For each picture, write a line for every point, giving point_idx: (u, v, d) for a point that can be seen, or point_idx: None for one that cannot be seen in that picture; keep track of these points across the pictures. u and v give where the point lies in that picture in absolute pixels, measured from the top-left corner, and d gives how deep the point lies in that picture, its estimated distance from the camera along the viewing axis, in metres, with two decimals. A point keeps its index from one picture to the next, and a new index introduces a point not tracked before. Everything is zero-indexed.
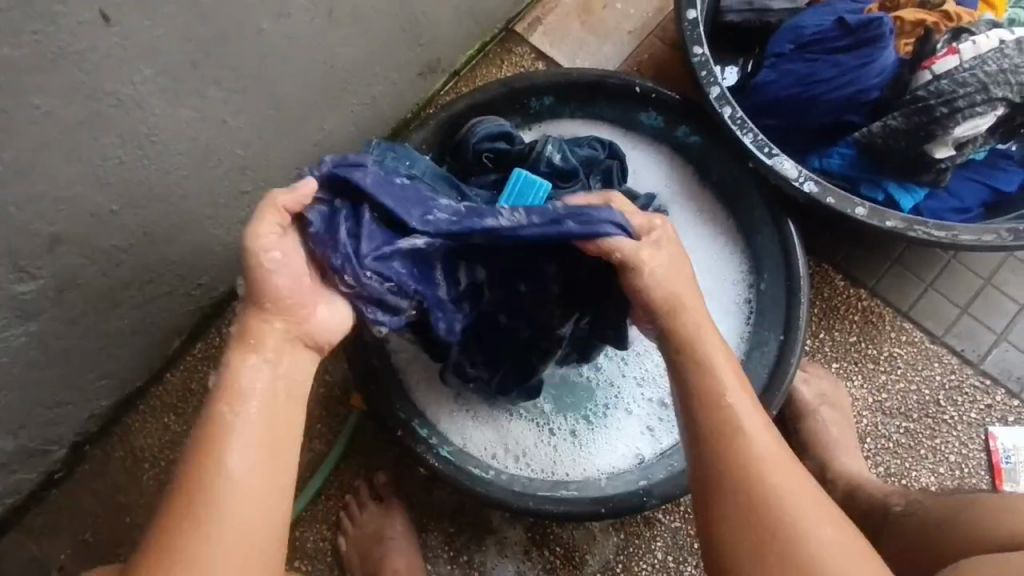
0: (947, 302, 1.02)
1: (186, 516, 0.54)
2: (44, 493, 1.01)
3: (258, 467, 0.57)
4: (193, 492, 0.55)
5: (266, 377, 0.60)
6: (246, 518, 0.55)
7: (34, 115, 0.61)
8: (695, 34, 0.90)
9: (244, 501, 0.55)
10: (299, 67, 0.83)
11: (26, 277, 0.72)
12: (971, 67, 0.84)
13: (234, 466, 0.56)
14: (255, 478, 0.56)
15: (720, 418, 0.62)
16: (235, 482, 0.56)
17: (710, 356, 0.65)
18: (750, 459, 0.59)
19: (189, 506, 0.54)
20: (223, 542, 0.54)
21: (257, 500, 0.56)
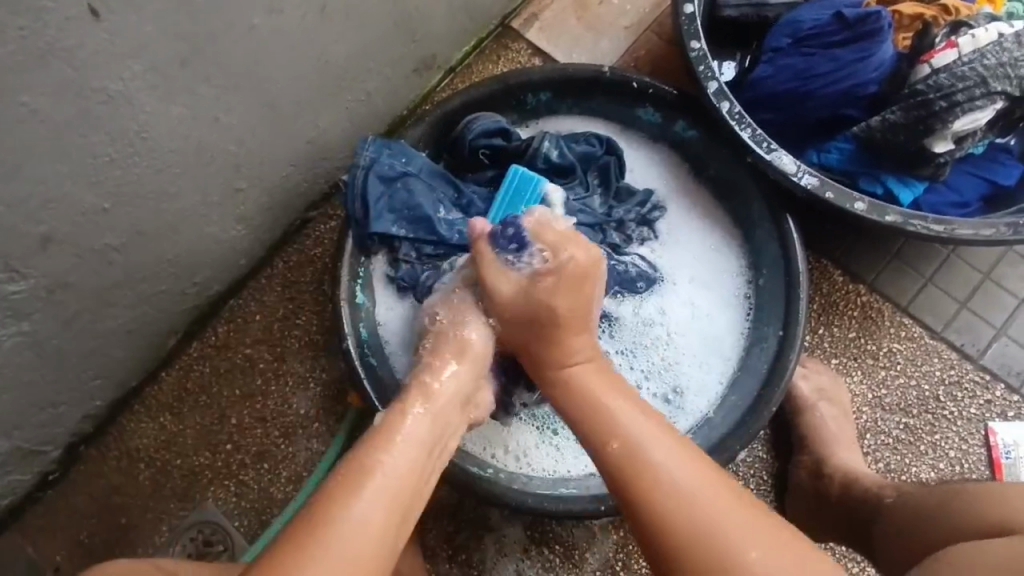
0: (946, 297, 1.01)
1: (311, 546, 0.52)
2: (39, 494, 1.00)
3: (387, 510, 0.56)
4: (327, 516, 0.54)
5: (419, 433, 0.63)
6: (360, 561, 0.53)
7: (22, 112, 0.61)
8: (692, 29, 0.89)
9: (361, 546, 0.54)
10: (292, 63, 0.82)
11: (17, 277, 0.71)
12: (970, 61, 0.84)
13: (363, 512, 0.55)
14: (382, 523, 0.56)
15: (631, 464, 0.61)
16: (362, 526, 0.54)
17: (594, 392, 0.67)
18: (658, 474, 0.59)
19: (317, 529, 0.53)
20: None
21: (375, 546, 0.55)
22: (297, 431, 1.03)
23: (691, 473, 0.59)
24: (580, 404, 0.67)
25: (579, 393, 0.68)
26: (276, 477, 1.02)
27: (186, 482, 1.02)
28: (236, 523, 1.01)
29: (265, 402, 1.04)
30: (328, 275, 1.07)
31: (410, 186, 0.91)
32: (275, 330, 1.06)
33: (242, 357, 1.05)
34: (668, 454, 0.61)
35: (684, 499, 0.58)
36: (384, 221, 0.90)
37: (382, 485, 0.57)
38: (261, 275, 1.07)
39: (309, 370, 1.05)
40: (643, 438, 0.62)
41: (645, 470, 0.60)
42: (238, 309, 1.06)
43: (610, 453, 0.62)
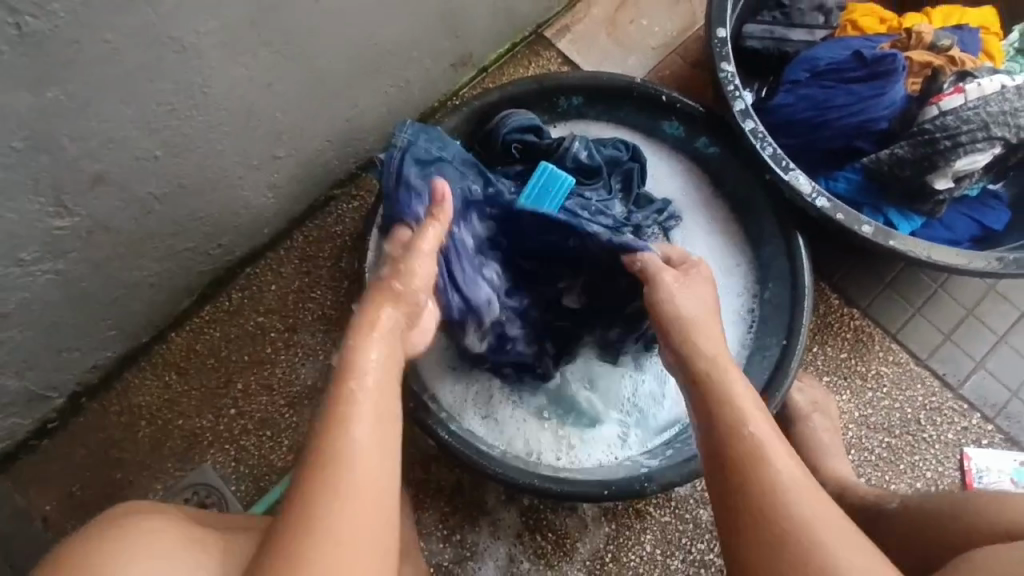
0: (932, 327, 1.08)
1: (315, 502, 0.52)
2: (34, 442, 1.00)
3: (379, 449, 0.55)
4: (321, 469, 0.53)
5: (379, 363, 0.60)
6: (371, 502, 0.53)
7: (104, 51, 0.63)
8: (723, 51, 0.96)
9: (371, 459, 0.55)
10: (346, 40, 0.86)
11: (63, 213, 0.73)
12: (976, 106, 0.91)
13: (355, 454, 0.54)
14: (376, 447, 0.55)
15: (733, 427, 0.61)
16: (358, 461, 0.54)
17: (724, 381, 0.65)
18: (765, 482, 0.58)
19: (318, 474, 0.53)
20: (358, 512, 0.52)
21: (379, 478, 0.54)
22: (302, 402, 1.04)
23: (782, 457, 0.60)
24: (694, 358, 0.68)
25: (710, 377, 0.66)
26: (277, 445, 1.02)
27: (185, 443, 1.02)
28: (233, 488, 1.01)
29: (273, 370, 1.05)
30: (348, 253, 1.09)
31: (442, 171, 0.92)
32: (291, 300, 1.07)
33: (254, 323, 1.06)
34: (777, 449, 0.60)
35: (771, 499, 0.57)
36: (412, 202, 0.88)
37: (361, 423, 0.56)
38: (281, 246, 1.09)
39: (320, 343, 1.06)
40: (735, 396, 0.64)
41: (751, 446, 0.60)
42: (254, 277, 1.07)
43: (736, 429, 0.61)
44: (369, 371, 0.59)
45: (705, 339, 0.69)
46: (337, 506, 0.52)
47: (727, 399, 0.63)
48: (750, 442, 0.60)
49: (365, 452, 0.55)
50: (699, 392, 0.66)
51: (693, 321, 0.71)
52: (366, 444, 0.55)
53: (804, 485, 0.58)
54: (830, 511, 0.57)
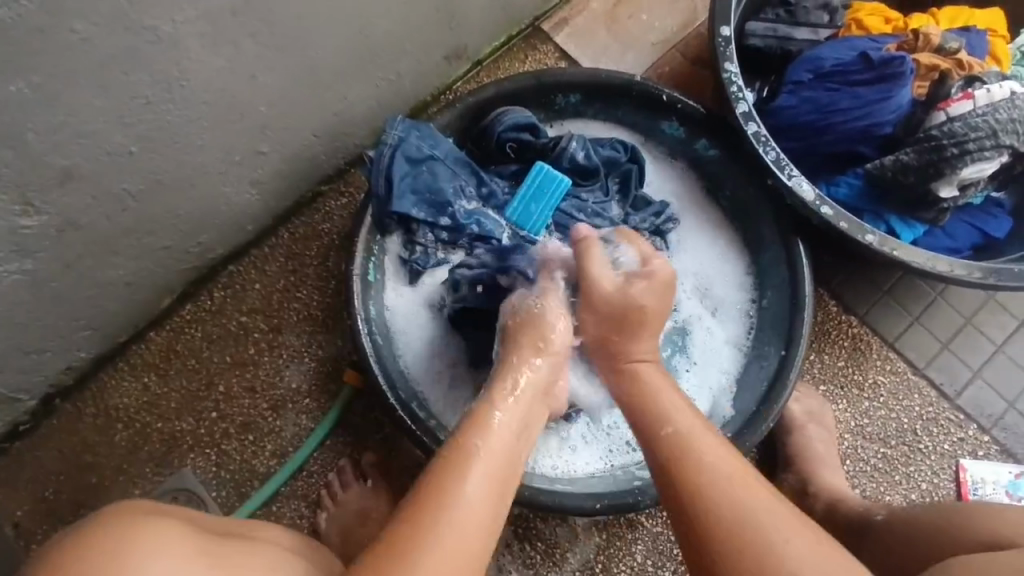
0: (930, 336, 1.06)
1: (433, 517, 0.57)
2: (5, 445, 0.96)
3: (494, 498, 0.61)
4: (440, 495, 0.59)
5: (509, 423, 0.67)
6: (473, 539, 0.58)
7: (72, 40, 0.59)
8: (727, 51, 0.92)
9: (477, 521, 0.59)
10: (335, 32, 0.82)
11: (31, 211, 0.70)
12: (984, 113, 0.89)
13: (471, 491, 0.60)
14: (485, 499, 0.60)
15: (675, 464, 0.64)
16: (471, 502, 0.59)
17: (692, 443, 0.65)
18: (708, 507, 0.61)
19: (432, 504, 0.58)
20: (451, 559, 0.56)
21: (487, 519, 0.59)
22: (285, 406, 1.00)
23: (735, 469, 0.63)
24: (642, 410, 0.70)
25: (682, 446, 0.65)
26: (260, 450, 0.99)
27: (164, 447, 0.98)
28: (213, 494, 0.97)
29: (257, 372, 1.01)
30: (335, 251, 1.05)
31: (435, 170, 0.91)
32: (274, 300, 1.03)
33: (236, 324, 1.02)
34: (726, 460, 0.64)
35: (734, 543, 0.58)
36: (406, 202, 0.89)
37: (483, 466, 0.62)
38: (265, 244, 1.04)
39: (305, 345, 1.02)
40: (697, 435, 0.66)
41: (699, 465, 0.63)
42: (237, 276, 1.03)
43: (671, 438, 0.66)
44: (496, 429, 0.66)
45: (635, 335, 0.76)
46: (434, 542, 0.56)
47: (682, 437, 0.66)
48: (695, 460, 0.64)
49: (472, 510, 0.59)
50: (659, 423, 0.68)
51: (642, 317, 0.76)
52: (478, 501, 0.59)
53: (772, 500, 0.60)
54: (774, 505, 0.60)
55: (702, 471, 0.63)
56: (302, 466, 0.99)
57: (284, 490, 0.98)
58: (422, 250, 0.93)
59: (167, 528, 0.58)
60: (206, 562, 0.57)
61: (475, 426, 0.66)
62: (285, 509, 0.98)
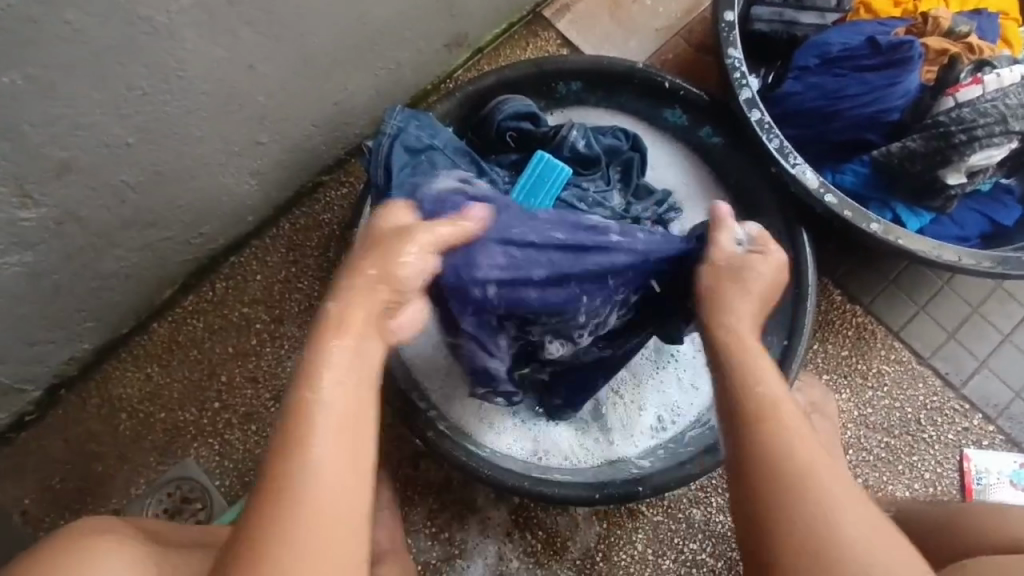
0: (936, 326, 1.05)
1: (284, 507, 0.50)
2: (11, 434, 0.97)
3: (345, 446, 0.53)
4: (275, 485, 0.51)
5: (346, 364, 0.57)
6: (342, 512, 0.51)
7: (66, 31, 0.59)
8: (731, 36, 0.91)
9: (336, 490, 0.51)
10: (333, 20, 0.81)
11: (29, 203, 0.70)
12: (994, 98, 0.87)
13: (319, 452, 0.52)
14: (333, 463, 0.52)
15: (752, 403, 0.61)
16: (319, 468, 0.51)
17: (746, 362, 0.65)
18: (805, 467, 0.56)
19: (271, 496, 0.50)
20: (318, 544, 0.49)
21: (341, 492, 0.51)
22: (288, 396, 1.01)
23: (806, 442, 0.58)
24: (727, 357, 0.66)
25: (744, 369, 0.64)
26: (263, 440, 1.00)
27: (167, 436, 0.99)
28: (217, 483, 0.98)
29: (259, 362, 1.01)
30: (336, 242, 1.04)
31: (434, 160, 0.89)
32: (276, 291, 1.03)
33: (238, 314, 1.02)
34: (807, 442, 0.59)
35: (802, 489, 0.55)
36: (403, 187, 0.86)
37: (324, 420, 0.53)
38: (266, 234, 1.04)
39: (306, 335, 1.02)
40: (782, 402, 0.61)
41: (770, 427, 0.59)
42: (239, 266, 1.03)
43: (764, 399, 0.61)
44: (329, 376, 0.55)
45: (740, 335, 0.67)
46: (290, 536, 0.49)
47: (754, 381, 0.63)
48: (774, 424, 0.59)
49: (325, 480, 0.51)
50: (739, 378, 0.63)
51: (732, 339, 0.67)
52: (327, 471, 0.51)
53: (842, 480, 0.57)
54: (852, 494, 0.56)
55: (783, 435, 0.58)
56: None
57: None
58: None
59: (114, 539, 0.62)
60: (142, 574, 0.61)
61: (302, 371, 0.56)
62: None
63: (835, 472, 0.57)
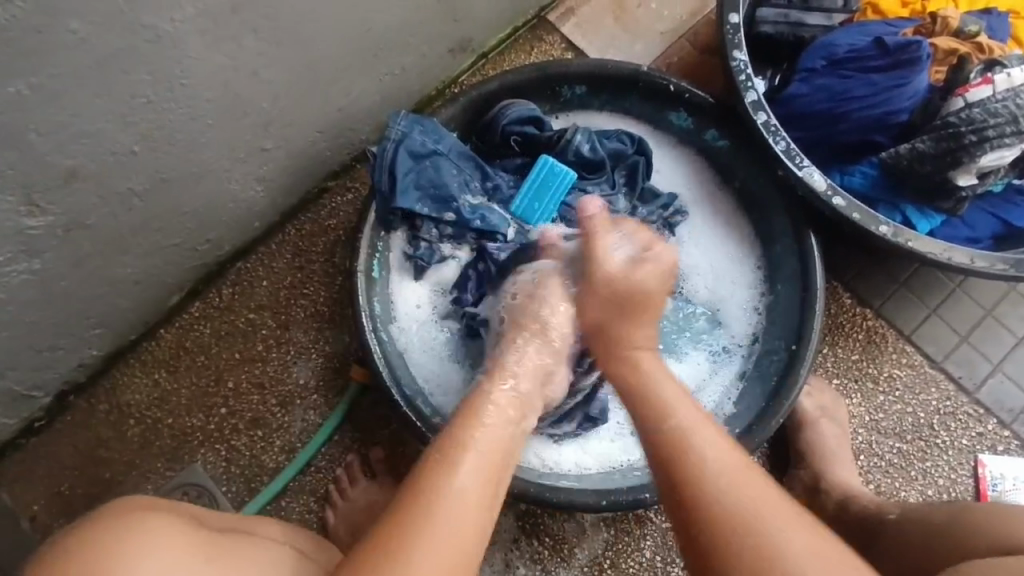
0: (949, 329, 1.03)
1: (425, 506, 0.56)
2: (22, 441, 0.97)
3: (486, 491, 0.59)
4: (423, 496, 0.57)
5: (489, 439, 0.63)
6: (469, 526, 0.56)
7: (71, 40, 0.60)
8: (735, 38, 0.90)
9: (467, 514, 0.57)
10: (336, 27, 0.81)
11: (36, 211, 0.70)
12: (1004, 98, 0.85)
13: (464, 483, 0.58)
14: (477, 492, 0.59)
15: (678, 443, 0.62)
16: (463, 495, 0.58)
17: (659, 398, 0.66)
18: (715, 505, 0.57)
19: (420, 499, 0.56)
20: (445, 545, 0.54)
21: (478, 513, 0.58)
22: (294, 402, 1.01)
23: (724, 446, 0.61)
24: (644, 399, 0.67)
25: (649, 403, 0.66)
26: (269, 446, 1.00)
27: (175, 443, 0.99)
28: (224, 489, 0.98)
29: (265, 368, 1.02)
30: (341, 248, 1.05)
31: (439, 166, 0.91)
32: (282, 297, 1.03)
33: (245, 320, 1.03)
34: (717, 447, 0.61)
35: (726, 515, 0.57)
36: (410, 198, 0.89)
37: (479, 456, 0.61)
38: (272, 240, 1.05)
39: (312, 341, 1.02)
40: (700, 427, 0.62)
41: (695, 464, 0.60)
42: (245, 272, 1.04)
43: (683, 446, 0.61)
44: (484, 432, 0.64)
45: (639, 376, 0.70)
46: (429, 534, 0.54)
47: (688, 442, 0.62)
48: (717, 484, 0.58)
49: (463, 504, 0.57)
50: (662, 415, 0.64)
51: (638, 299, 0.75)
52: (467, 498, 0.58)
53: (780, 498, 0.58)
54: (777, 503, 0.57)
55: (699, 458, 0.60)
56: (310, 461, 0.99)
57: (294, 486, 0.99)
58: (426, 245, 0.93)
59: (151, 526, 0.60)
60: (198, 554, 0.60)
61: (464, 422, 0.65)
62: (294, 504, 0.98)
63: (760, 485, 0.59)
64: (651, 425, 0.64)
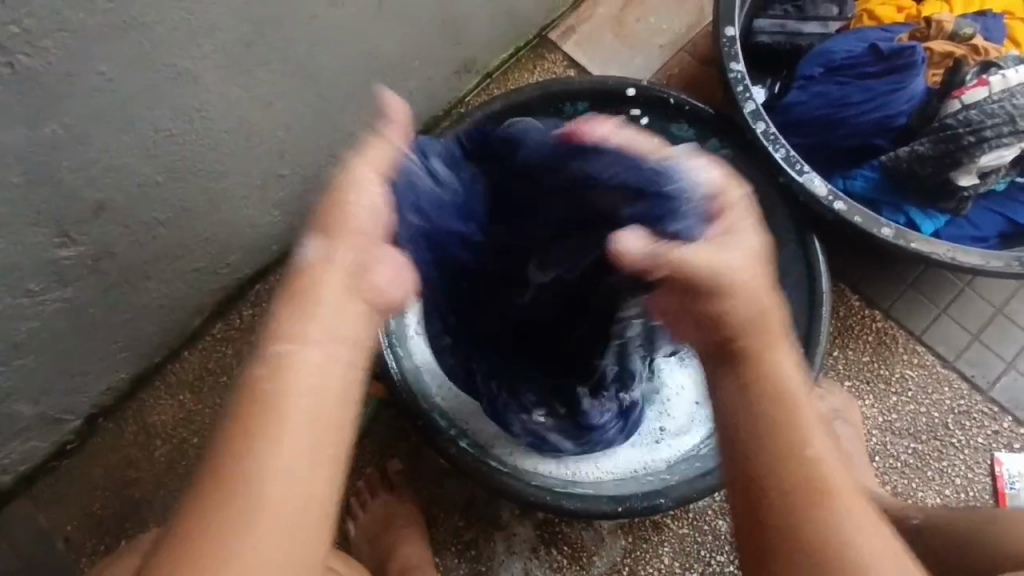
0: (959, 328, 1.04)
1: (238, 475, 0.45)
2: (54, 464, 1.01)
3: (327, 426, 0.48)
4: (230, 469, 0.45)
5: (313, 381, 0.49)
6: (303, 489, 0.45)
7: (98, 82, 0.64)
8: (732, 51, 0.93)
9: (298, 472, 0.46)
10: (344, 56, 0.85)
11: (68, 243, 0.74)
12: (999, 99, 0.87)
13: (292, 433, 0.46)
14: (305, 440, 0.47)
15: (780, 435, 0.52)
16: (290, 449, 0.46)
17: (776, 361, 0.56)
18: (821, 514, 0.50)
19: (226, 473, 0.45)
20: (278, 526, 0.44)
21: (314, 466, 0.46)
22: None
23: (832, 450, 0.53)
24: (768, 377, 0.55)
25: (764, 339, 0.57)
26: None
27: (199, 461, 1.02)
28: None
29: None
30: None
31: None
32: None
33: None
34: (839, 476, 0.52)
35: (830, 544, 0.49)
36: None
37: (299, 409, 0.47)
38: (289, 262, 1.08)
39: None
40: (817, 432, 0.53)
41: (789, 460, 0.52)
42: (264, 294, 1.07)
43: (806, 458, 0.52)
44: (294, 385, 0.48)
45: (775, 347, 0.57)
46: (264, 500, 0.44)
47: (790, 442, 0.52)
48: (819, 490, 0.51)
49: (294, 461, 0.46)
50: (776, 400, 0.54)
51: (764, 322, 0.57)
52: (296, 454, 0.46)
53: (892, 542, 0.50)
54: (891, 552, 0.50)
55: (806, 474, 0.51)
56: None
57: None
58: None
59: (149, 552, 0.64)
60: None
61: (268, 374, 0.48)
62: None
63: (870, 528, 0.50)
64: (757, 379, 0.55)
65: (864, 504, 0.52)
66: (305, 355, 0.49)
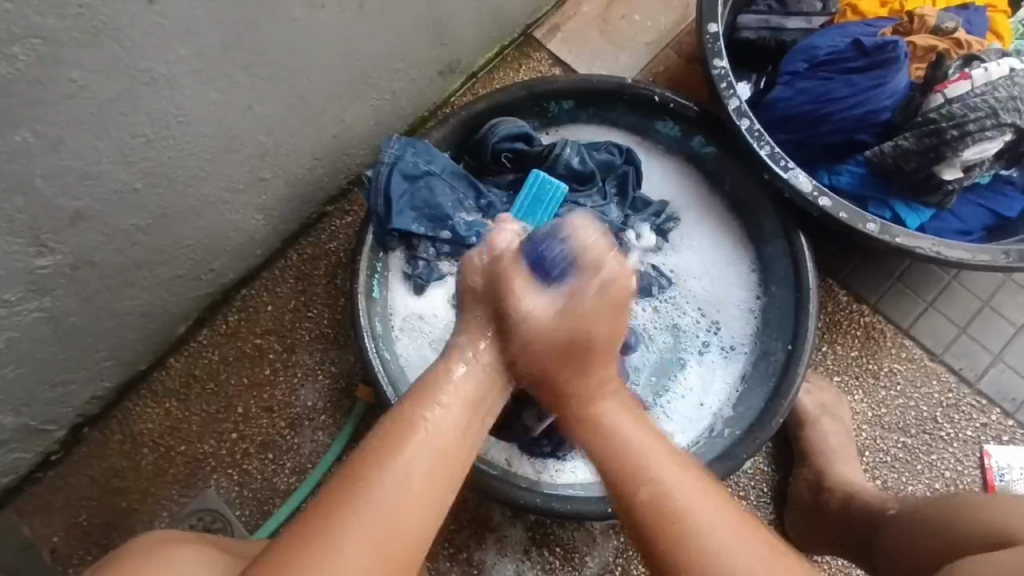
0: (946, 322, 1.04)
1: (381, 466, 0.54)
2: (39, 474, 1.00)
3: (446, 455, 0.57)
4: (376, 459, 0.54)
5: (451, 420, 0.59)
6: (418, 508, 0.54)
7: (71, 88, 0.62)
8: (715, 47, 0.92)
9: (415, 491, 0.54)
10: (325, 58, 0.84)
11: (45, 252, 0.73)
12: (982, 92, 0.87)
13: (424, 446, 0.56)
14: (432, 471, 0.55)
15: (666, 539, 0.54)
16: (417, 457, 0.55)
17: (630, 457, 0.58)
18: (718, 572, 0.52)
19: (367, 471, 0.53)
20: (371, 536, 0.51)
21: (434, 493, 0.55)
22: (302, 423, 1.03)
23: (699, 495, 0.56)
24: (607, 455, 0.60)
25: (623, 469, 0.58)
26: (280, 468, 1.01)
27: (187, 469, 1.01)
28: (237, 512, 1.00)
29: (273, 392, 1.04)
30: (343, 269, 1.07)
31: (433, 186, 0.93)
32: (286, 320, 1.05)
33: (251, 346, 1.05)
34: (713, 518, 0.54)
35: None
36: (405, 218, 0.92)
37: (429, 440, 0.56)
38: (275, 266, 1.07)
39: (318, 363, 1.04)
40: (667, 475, 0.57)
41: (697, 559, 0.53)
42: (249, 298, 1.06)
43: (646, 499, 0.56)
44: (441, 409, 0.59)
45: (582, 366, 0.65)
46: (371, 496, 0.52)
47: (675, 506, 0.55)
48: (699, 548, 0.53)
49: (416, 485, 0.54)
50: (635, 477, 0.57)
51: (585, 340, 0.65)
52: (424, 466, 0.55)
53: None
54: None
55: (684, 534, 0.54)
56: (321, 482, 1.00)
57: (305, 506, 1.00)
58: (424, 263, 0.96)
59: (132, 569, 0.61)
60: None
61: (418, 402, 0.59)
62: None
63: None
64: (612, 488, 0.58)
65: (728, 534, 0.54)
66: (462, 381, 0.62)
